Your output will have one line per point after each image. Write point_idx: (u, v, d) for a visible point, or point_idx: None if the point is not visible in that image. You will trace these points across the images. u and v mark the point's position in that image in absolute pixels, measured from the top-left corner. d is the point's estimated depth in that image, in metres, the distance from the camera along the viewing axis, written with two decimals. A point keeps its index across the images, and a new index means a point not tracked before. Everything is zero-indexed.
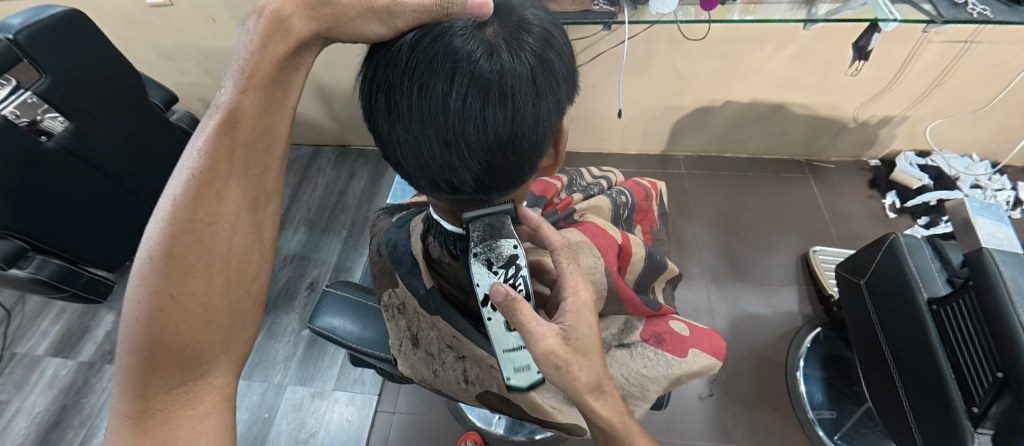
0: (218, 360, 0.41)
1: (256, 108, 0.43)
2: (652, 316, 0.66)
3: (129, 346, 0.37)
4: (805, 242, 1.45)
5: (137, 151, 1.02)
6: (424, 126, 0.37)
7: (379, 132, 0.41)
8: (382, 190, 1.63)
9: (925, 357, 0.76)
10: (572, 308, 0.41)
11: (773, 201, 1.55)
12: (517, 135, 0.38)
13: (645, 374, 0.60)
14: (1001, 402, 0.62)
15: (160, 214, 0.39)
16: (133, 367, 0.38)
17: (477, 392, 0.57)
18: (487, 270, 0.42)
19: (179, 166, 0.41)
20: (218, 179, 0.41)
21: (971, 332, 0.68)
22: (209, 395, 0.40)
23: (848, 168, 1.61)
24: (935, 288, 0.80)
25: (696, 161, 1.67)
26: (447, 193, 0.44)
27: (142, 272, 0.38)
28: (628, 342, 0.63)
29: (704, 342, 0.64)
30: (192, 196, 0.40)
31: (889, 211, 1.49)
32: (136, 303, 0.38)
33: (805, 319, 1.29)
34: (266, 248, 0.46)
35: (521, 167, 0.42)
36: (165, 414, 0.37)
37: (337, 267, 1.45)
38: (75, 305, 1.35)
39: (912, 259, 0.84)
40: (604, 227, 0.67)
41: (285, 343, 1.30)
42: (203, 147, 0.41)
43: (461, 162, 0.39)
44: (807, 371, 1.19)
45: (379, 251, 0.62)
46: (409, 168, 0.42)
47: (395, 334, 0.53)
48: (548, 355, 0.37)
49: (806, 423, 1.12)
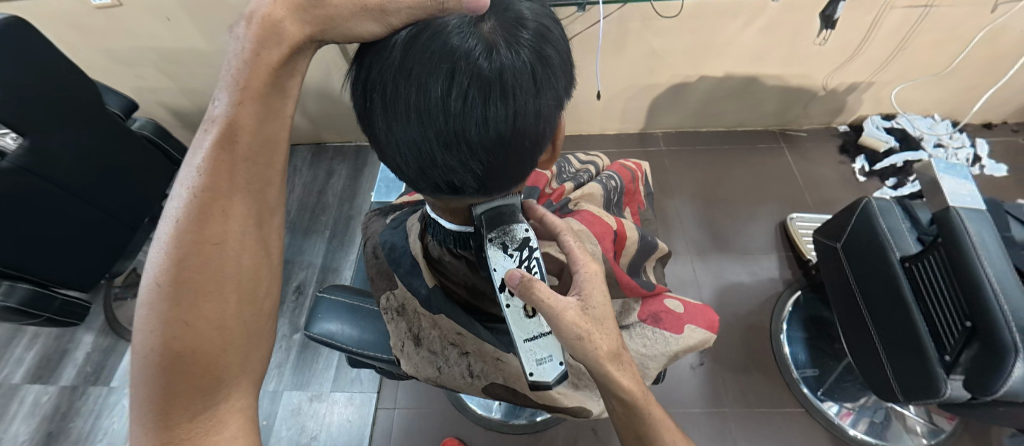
0: (239, 382, 0.39)
1: (254, 119, 0.42)
2: (647, 295, 0.67)
3: (145, 378, 0.36)
4: (783, 210, 1.50)
5: (100, 165, 0.97)
6: (424, 128, 0.36)
7: (376, 135, 0.40)
8: (363, 186, 1.60)
9: (901, 313, 0.80)
10: (585, 277, 0.47)
11: (751, 172, 1.59)
12: (518, 132, 0.38)
13: (643, 353, 0.62)
14: (969, 348, 0.68)
15: (163, 238, 0.38)
16: (150, 398, 0.35)
17: (483, 386, 0.57)
18: (503, 253, 0.44)
19: (177, 186, 0.40)
20: (220, 198, 0.40)
21: (943, 286, 0.72)
22: (233, 418, 0.38)
23: (820, 135, 1.66)
24: (907, 247, 0.83)
25: (675, 137, 1.69)
26: (447, 193, 0.44)
27: (151, 299, 0.37)
28: (626, 324, 0.64)
29: (699, 317, 0.66)
30: (195, 217, 0.39)
31: (859, 174, 1.55)
32: (149, 333, 0.36)
33: (786, 284, 1.35)
34: (275, 262, 0.45)
35: (522, 164, 0.42)
36: (191, 443, 0.35)
37: (324, 268, 1.42)
38: (50, 328, 1.29)
39: (884, 221, 0.87)
40: (599, 214, 0.68)
41: (278, 349, 1.28)
42: (201, 165, 0.40)
43: (463, 162, 0.39)
44: (790, 333, 1.25)
45: (375, 253, 0.61)
46: (409, 170, 0.41)
47: (396, 335, 0.52)
48: (573, 324, 0.41)
49: (792, 382, 1.18)
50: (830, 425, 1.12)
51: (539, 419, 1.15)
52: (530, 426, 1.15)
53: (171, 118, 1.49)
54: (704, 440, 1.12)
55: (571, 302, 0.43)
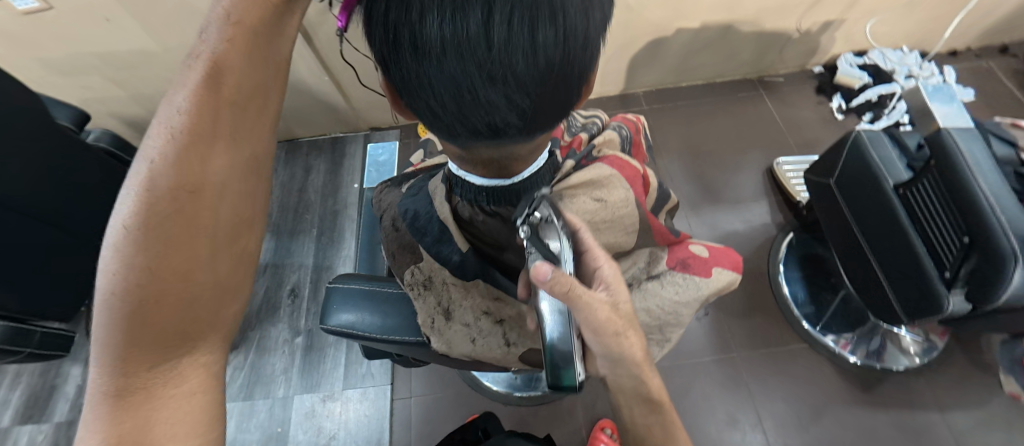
0: (204, 337, 0.39)
1: (242, 60, 0.38)
2: (672, 243, 0.66)
3: (106, 322, 0.34)
4: (768, 156, 1.52)
5: (59, 185, 0.89)
6: (463, 63, 0.31)
7: (403, 79, 0.34)
8: (345, 179, 1.54)
9: (898, 237, 0.82)
10: (609, 274, 0.49)
11: (734, 121, 1.60)
12: (569, 59, 0.33)
13: (677, 300, 0.63)
14: (969, 262, 0.69)
15: (135, 178, 0.35)
16: (113, 343, 0.35)
17: (520, 352, 0.57)
18: (543, 251, 0.42)
19: (155, 124, 0.36)
20: (201, 143, 0.37)
21: (938, 206, 0.73)
22: (195, 373, 0.38)
23: (796, 78, 1.67)
24: (898, 174, 0.85)
25: (656, 95, 1.68)
26: (486, 136, 0.40)
27: (116, 240, 0.34)
28: (656, 273, 0.63)
29: (724, 258, 0.66)
30: (173, 160, 0.36)
31: (837, 113, 1.58)
32: (111, 276, 0.34)
33: (778, 227, 1.38)
34: (256, 219, 0.43)
35: (567, 96, 0.38)
36: (147, 392, 0.35)
37: (317, 268, 1.37)
38: (32, 365, 1.21)
39: (875, 151, 0.88)
40: (626, 159, 0.65)
41: (281, 355, 1.25)
42: (184, 104, 0.37)
43: (506, 98, 0.34)
44: (787, 274, 1.28)
45: (395, 225, 0.57)
46: (444, 113, 0.37)
47: (425, 312, 0.50)
48: (610, 324, 0.46)
49: (794, 319, 1.22)
50: (833, 356, 1.16)
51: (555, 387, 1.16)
52: (546, 396, 1.16)
53: (128, 129, 1.39)
54: (717, 386, 1.16)
55: (604, 298, 0.46)
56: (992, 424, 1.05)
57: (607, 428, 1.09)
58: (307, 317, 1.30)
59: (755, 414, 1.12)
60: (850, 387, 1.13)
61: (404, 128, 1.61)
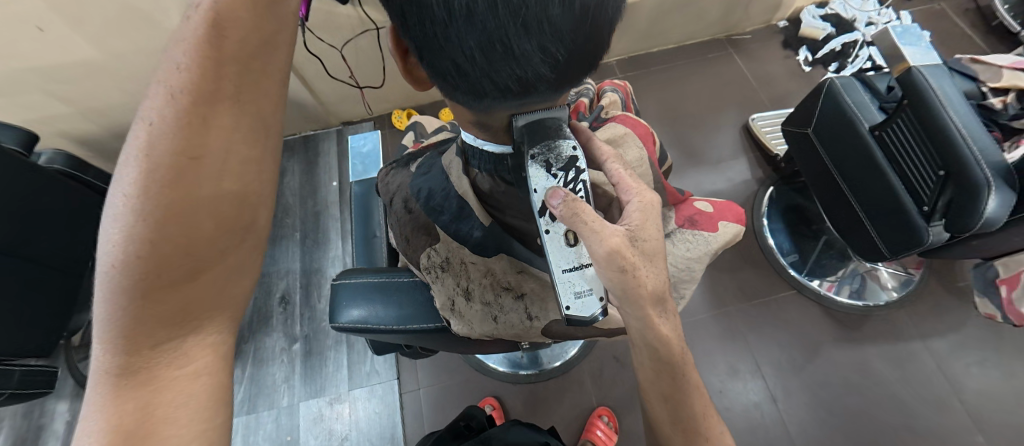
0: (210, 316, 0.37)
1: (246, 14, 0.39)
2: (678, 202, 0.67)
3: (108, 298, 0.33)
4: (743, 113, 1.54)
5: (16, 214, 0.82)
6: (497, 12, 0.30)
7: (432, 37, 0.33)
8: (322, 178, 1.47)
9: (878, 178, 0.85)
10: (638, 207, 0.45)
11: (707, 82, 1.61)
12: (602, 5, 0.32)
13: (689, 256, 0.63)
14: (946, 194, 0.72)
15: (135, 145, 0.34)
16: (115, 318, 0.33)
17: (544, 326, 0.55)
18: (546, 174, 0.43)
19: (155, 85, 0.36)
20: (202, 105, 0.36)
21: (913, 144, 0.75)
22: (200, 354, 0.36)
23: (763, 34, 1.69)
24: (873, 117, 0.86)
25: (628, 63, 1.67)
26: (514, 94, 0.38)
27: (118, 210, 0.33)
28: (667, 232, 0.64)
29: (728, 212, 0.67)
30: (175, 123, 0.35)
31: (804, 65, 1.61)
32: (110, 248, 0.33)
33: (759, 182, 1.41)
34: (266, 192, 0.41)
35: (596, 47, 0.37)
36: (150, 372, 0.33)
37: (305, 272, 1.33)
38: (12, 408, 1.15)
39: (848, 96, 0.90)
40: (636, 117, 0.68)
41: (280, 364, 1.22)
42: (185, 62, 0.36)
43: (540, 49, 0.33)
44: (771, 226, 1.32)
45: (408, 209, 0.58)
46: (473, 71, 0.35)
47: (444, 294, 0.49)
48: (617, 254, 0.40)
49: (781, 268, 1.26)
50: (821, 299, 1.22)
51: (560, 362, 1.17)
52: (551, 372, 1.17)
53: (80, 149, 1.29)
54: (715, 341, 1.20)
55: (619, 230, 0.42)
56: (967, 345, 1.13)
57: (605, 415, 1.10)
58: (302, 322, 1.27)
59: (753, 362, 1.17)
60: (838, 326, 1.19)
61: (378, 119, 1.56)
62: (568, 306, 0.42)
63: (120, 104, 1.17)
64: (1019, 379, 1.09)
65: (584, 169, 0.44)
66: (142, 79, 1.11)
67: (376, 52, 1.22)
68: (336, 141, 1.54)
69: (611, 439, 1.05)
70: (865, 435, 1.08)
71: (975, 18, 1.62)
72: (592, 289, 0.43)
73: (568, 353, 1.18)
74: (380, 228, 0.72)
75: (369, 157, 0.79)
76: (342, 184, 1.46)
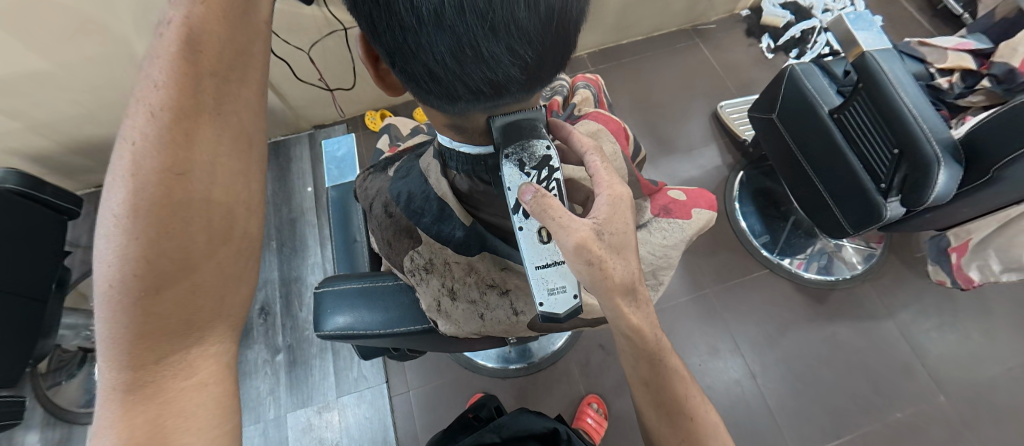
0: (212, 327, 0.37)
1: (221, 28, 0.38)
2: (653, 192, 0.69)
3: (109, 316, 0.33)
4: (712, 101, 1.59)
5: None
6: (465, 17, 0.31)
7: (403, 43, 0.33)
8: (295, 183, 1.43)
9: (838, 159, 0.90)
10: (607, 201, 0.45)
11: (676, 72, 1.65)
12: (567, 7, 0.33)
13: (666, 244, 0.65)
14: (901, 171, 0.76)
15: (122, 164, 0.34)
16: (117, 336, 0.33)
17: (531, 321, 0.55)
18: (520, 172, 0.42)
19: (135, 105, 0.35)
20: (184, 121, 0.36)
21: (870, 125, 0.79)
22: (204, 364, 0.36)
23: (727, 23, 1.73)
24: (831, 100, 0.91)
25: (599, 56, 1.69)
26: (487, 96, 0.39)
27: (110, 230, 0.33)
28: (643, 222, 0.66)
29: (700, 200, 0.69)
30: (158, 141, 0.34)
31: (767, 52, 1.67)
32: (107, 267, 0.32)
33: (729, 168, 1.46)
34: (255, 202, 0.40)
35: (564, 47, 0.38)
36: (157, 385, 0.33)
37: (284, 281, 1.30)
38: None
39: (808, 82, 0.94)
40: (608, 113, 0.69)
41: (264, 376, 1.19)
42: (162, 80, 0.36)
43: (509, 51, 0.34)
44: (743, 209, 1.37)
45: (389, 211, 0.57)
46: (444, 75, 0.35)
47: (429, 296, 0.49)
48: (581, 246, 0.41)
49: (754, 249, 1.31)
50: (792, 276, 1.27)
51: (547, 354, 1.19)
52: (538, 365, 1.19)
53: (34, 166, 1.22)
54: (696, 323, 1.24)
55: (586, 225, 0.42)
56: (927, 312, 1.21)
57: (594, 402, 1.13)
58: (284, 332, 1.24)
59: (732, 340, 1.22)
60: (808, 301, 1.25)
61: (350, 121, 1.53)
62: (541, 301, 0.42)
63: (74, 117, 1.11)
64: (973, 340, 1.17)
65: (558, 168, 0.43)
66: (97, 90, 1.06)
67: (345, 52, 1.20)
68: (308, 145, 1.50)
69: (601, 427, 1.07)
70: (838, 402, 1.14)
71: (922, 2, 1.71)
72: (566, 288, 0.43)
73: (555, 345, 1.19)
74: (360, 233, 0.71)
75: (344, 161, 0.77)
76: (317, 189, 1.43)
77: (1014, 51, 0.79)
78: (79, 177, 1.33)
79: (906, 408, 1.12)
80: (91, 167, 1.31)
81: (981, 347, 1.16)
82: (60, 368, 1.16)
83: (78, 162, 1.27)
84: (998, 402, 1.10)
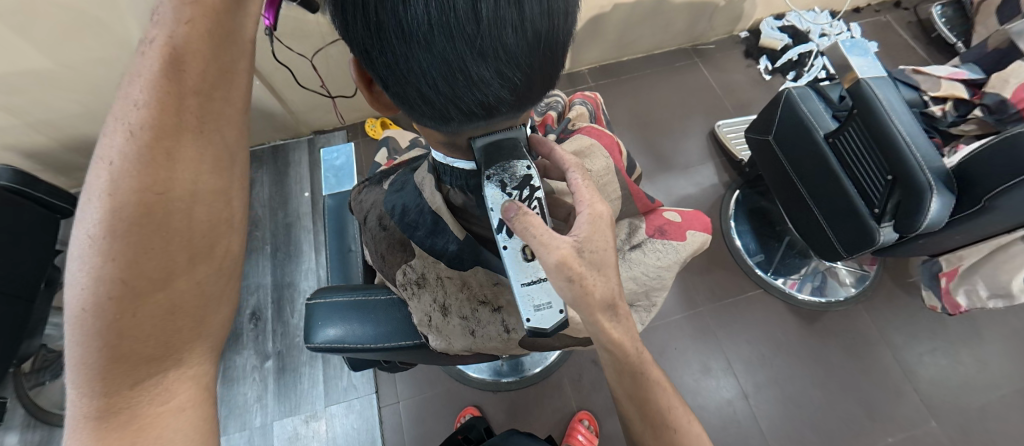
0: (192, 348, 0.37)
1: (206, 48, 0.37)
2: (648, 212, 0.69)
3: (79, 341, 0.32)
4: (709, 120, 1.61)
5: None
6: (453, 42, 0.31)
7: (393, 67, 0.33)
8: (293, 188, 1.43)
9: (833, 183, 0.91)
10: (588, 220, 0.44)
11: (674, 90, 1.67)
12: (554, 30, 0.34)
13: (660, 266, 0.65)
14: (893, 196, 0.77)
15: (98, 184, 0.33)
16: (88, 362, 0.33)
17: (521, 339, 0.55)
18: (501, 192, 0.42)
19: (112, 123, 0.34)
20: (165, 138, 0.35)
21: (864, 151, 0.80)
22: (183, 387, 0.36)
23: (726, 44, 1.76)
24: (827, 124, 0.92)
25: (600, 72, 1.71)
26: (480, 117, 0.39)
27: (84, 251, 0.32)
28: (637, 242, 0.65)
29: (695, 222, 0.70)
30: (137, 159, 0.33)
31: (764, 74, 1.69)
32: (80, 290, 0.32)
33: (726, 186, 1.47)
34: (238, 220, 0.41)
35: (553, 68, 0.38)
36: (132, 412, 0.33)
37: (277, 285, 1.29)
38: None
39: (804, 105, 0.95)
40: (602, 129, 0.69)
41: (252, 383, 1.17)
42: (141, 99, 0.34)
43: (497, 75, 0.34)
44: (738, 228, 1.38)
45: (383, 224, 0.57)
46: (435, 98, 0.36)
47: (420, 311, 0.49)
48: (562, 264, 0.40)
49: (748, 268, 1.32)
50: (786, 297, 1.28)
51: (540, 368, 1.18)
52: (531, 379, 1.18)
53: (28, 162, 1.20)
54: (689, 341, 1.24)
55: (567, 242, 0.41)
56: (919, 337, 1.21)
57: (585, 419, 1.12)
58: (274, 339, 1.23)
59: (725, 360, 1.21)
60: (801, 322, 1.25)
61: (350, 128, 1.54)
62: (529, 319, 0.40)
63: (74, 115, 1.11)
64: (964, 365, 1.17)
65: (539, 186, 0.42)
66: (97, 88, 1.06)
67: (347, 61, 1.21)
68: (307, 151, 1.50)
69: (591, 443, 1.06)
70: (830, 425, 1.13)
71: (916, 30, 1.75)
72: (552, 304, 0.41)
73: (547, 359, 1.18)
74: (356, 242, 0.71)
75: (342, 170, 0.78)
76: (314, 194, 1.43)
77: (1005, 82, 0.79)
78: (73, 175, 1.32)
79: (898, 433, 1.11)
80: (86, 166, 1.30)
81: (973, 373, 1.16)
82: (44, 368, 1.13)
83: (75, 160, 1.26)
84: (989, 429, 1.10)
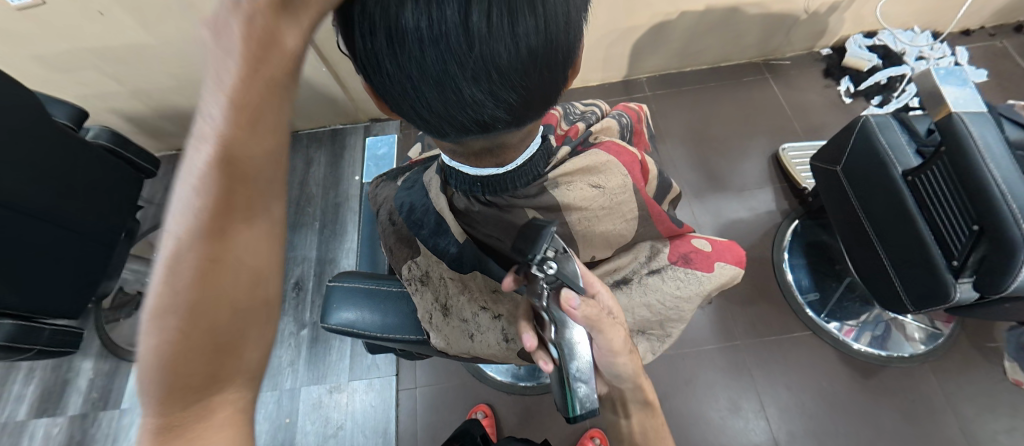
0: (240, 372, 0.33)
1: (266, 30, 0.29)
2: (674, 237, 0.65)
3: (149, 355, 0.30)
4: (774, 141, 1.49)
5: (64, 185, 0.87)
6: (443, 64, 0.31)
7: (388, 86, 0.34)
8: (346, 172, 1.51)
9: (907, 225, 0.81)
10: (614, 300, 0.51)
11: (739, 106, 1.57)
12: (551, 49, 0.33)
13: (679, 295, 0.63)
14: (978, 250, 0.68)
15: (179, 193, 0.30)
16: (151, 375, 0.30)
17: (519, 349, 0.56)
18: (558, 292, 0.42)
19: (193, 124, 0.30)
20: (238, 146, 0.30)
21: (948, 195, 0.70)
22: (227, 412, 0.32)
23: (803, 60, 1.62)
24: (908, 161, 0.82)
25: (659, 80, 1.65)
26: (477, 133, 0.40)
27: (162, 264, 0.30)
28: (657, 268, 0.63)
29: (726, 253, 0.66)
30: (208, 169, 0.29)
31: (844, 96, 1.54)
32: (151, 305, 0.30)
33: (784, 215, 1.36)
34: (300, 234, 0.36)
35: (553, 87, 0.38)
36: (182, 433, 0.30)
37: (320, 260, 1.38)
38: (45, 360, 1.24)
39: (883, 136, 0.85)
40: (623, 145, 0.65)
41: (287, 347, 1.26)
42: (212, 96, 0.29)
43: (491, 95, 0.35)
44: (792, 261, 1.28)
45: (392, 219, 0.59)
46: (430, 115, 0.37)
47: (423, 307, 0.52)
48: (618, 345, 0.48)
49: (799, 308, 1.21)
50: (839, 344, 1.16)
51: None
52: (547, 387, 1.17)
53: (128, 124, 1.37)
54: (719, 373, 1.16)
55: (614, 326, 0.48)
56: (996, 412, 1.05)
57: (596, 437, 1.09)
58: (311, 310, 1.31)
59: (757, 401, 1.13)
60: (853, 374, 1.13)
61: None
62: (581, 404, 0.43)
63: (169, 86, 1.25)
64: None
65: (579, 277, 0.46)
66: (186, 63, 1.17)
67: None
68: (362, 137, 1.58)
69: None
70: None
71: None
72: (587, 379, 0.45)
73: None
74: None
75: None
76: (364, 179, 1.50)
77: None
78: (163, 138, 1.49)
79: None
80: (173, 132, 1.46)
81: None
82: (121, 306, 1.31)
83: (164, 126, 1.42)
84: None
